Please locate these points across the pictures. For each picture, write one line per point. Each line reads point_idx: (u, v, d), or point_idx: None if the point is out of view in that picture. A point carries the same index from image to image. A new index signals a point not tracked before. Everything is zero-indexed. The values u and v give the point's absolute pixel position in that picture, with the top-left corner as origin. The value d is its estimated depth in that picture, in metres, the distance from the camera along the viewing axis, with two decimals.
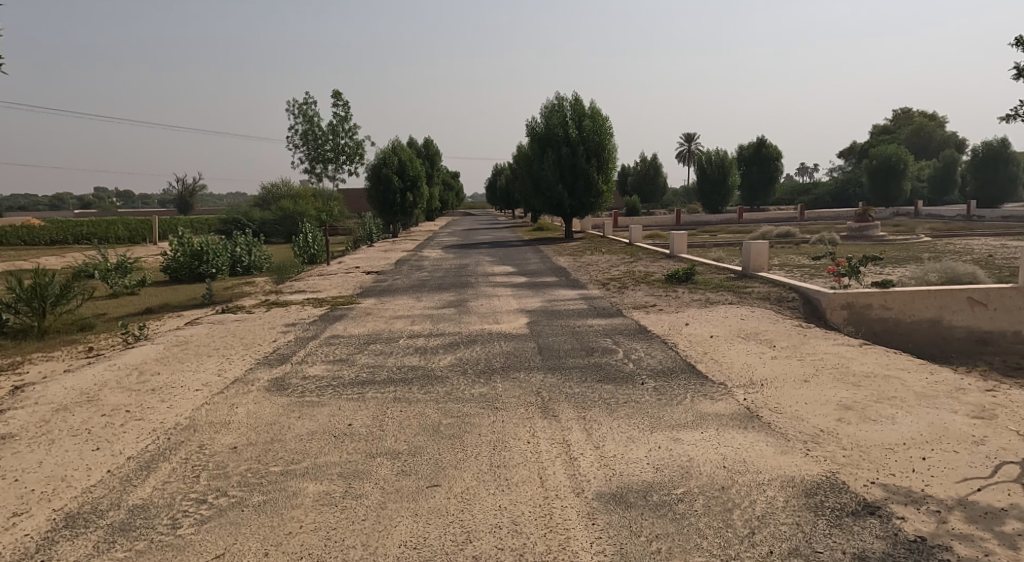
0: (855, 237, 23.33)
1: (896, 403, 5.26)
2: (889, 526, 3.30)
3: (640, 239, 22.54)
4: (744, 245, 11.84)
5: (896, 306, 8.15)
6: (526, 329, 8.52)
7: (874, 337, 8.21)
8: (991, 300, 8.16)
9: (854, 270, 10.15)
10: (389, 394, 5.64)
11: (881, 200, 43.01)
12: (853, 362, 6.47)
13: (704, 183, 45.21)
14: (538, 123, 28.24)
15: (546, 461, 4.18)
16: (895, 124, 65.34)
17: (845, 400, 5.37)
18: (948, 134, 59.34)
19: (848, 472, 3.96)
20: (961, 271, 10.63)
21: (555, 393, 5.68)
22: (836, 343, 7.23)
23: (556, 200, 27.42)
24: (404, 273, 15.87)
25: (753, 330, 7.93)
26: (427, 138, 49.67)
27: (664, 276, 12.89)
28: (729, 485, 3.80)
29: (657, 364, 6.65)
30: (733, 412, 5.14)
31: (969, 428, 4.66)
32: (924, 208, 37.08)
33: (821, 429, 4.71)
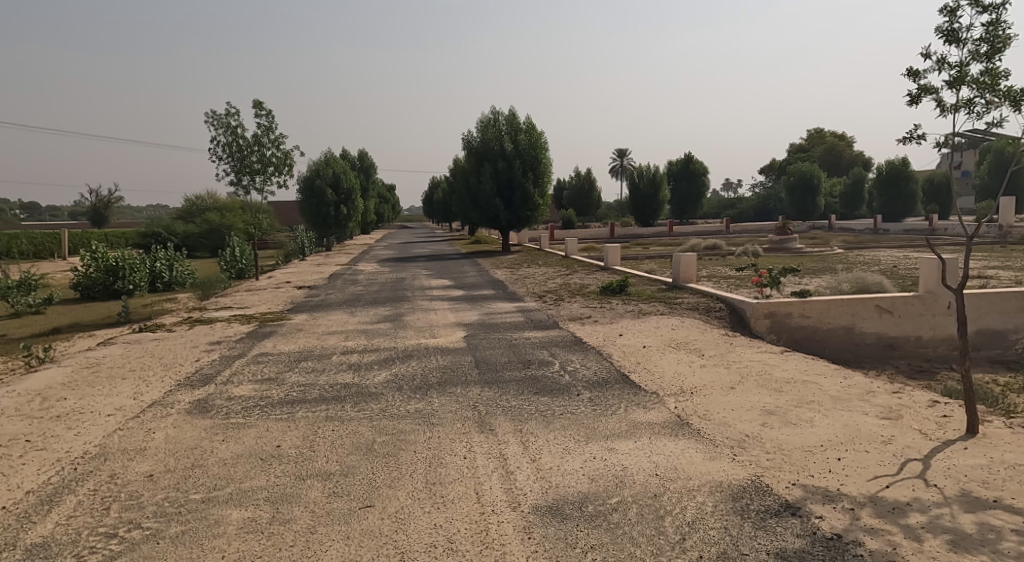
0: (776, 249, 24.59)
1: (814, 407, 5.55)
2: (808, 525, 3.46)
3: (576, 251, 22.93)
4: (674, 258, 12.25)
5: (813, 315, 8.62)
6: (463, 343, 8.46)
7: (795, 344, 8.67)
8: (896, 307, 8.76)
9: (775, 281, 10.70)
10: (320, 413, 5.46)
11: (800, 215, 45.50)
12: (775, 369, 6.79)
13: (636, 197, 46.51)
14: (473, 137, 28.36)
15: (483, 476, 4.15)
16: (810, 142, 69.68)
17: (768, 405, 5.62)
18: (857, 153, 63.67)
19: (771, 475, 4.14)
20: (870, 281, 11.42)
21: (493, 407, 5.65)
22: (759, 351, 7.56)
23: (492, 213, 27.51)
24: (337, 287, 15.51)
25: (683, 340, 8.20)
26: (362, 151, 48.62)
27: (599, 288, 13.13)
28: (661, 493, 3.89)
29: (592, 375, 6.75)
30: (664, 421, 5.27)
31: (878, 429, 4.98)
32: (836, 222, 39.57)
33: (747, 435, 4.89)
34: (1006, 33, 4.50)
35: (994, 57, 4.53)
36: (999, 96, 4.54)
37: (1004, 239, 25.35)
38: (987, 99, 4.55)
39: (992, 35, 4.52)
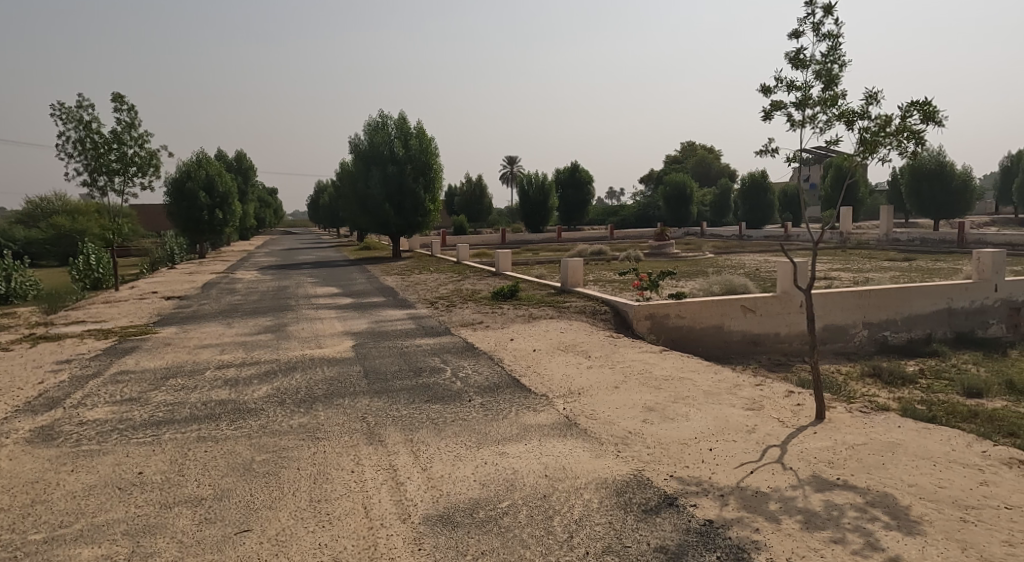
0: (655, 254, 26.12)
1: (689, 402, 5.93)
2: (683, 515, 3.69)
3: (467, 257, 22.96)
4: (562, 263, 12.62)
5: (688, 316, 9.24)
6: (352, 352, 8.19)
7: (672, 344, 9.25)
8: (758, 306, 9.56)
9: (655, 284, 11.34)
10: (191, 434, 5.04)
11: (676, 222, 48.63)
12: (655, 367, 7.19)
13: (526, 204, 47.50)
14: (361, 140, 27.64)
15: (371, 489, 4.02)
16: (684, 154, 74.79)
17: (648, 402, 5.93)
18: (724, 166, 69.25)
19: (651, 469, 4.37)
20: (737, 284, 12.42)
21: (382, 417, 5.51)
22: (640, 351, 7.98)
23: (382, 218, 26.86)
24: (212, 297, 14.45)
25: (571, 342, 8.46)
26: (240, 151, 45.80)
27: (490, 293, 13.24)
28: (550, 493, 3.97)
29: (484, 380, 6.77)
30: (553, 422, 5.40)
31: (744, 419, 5.42)
32: (708, 229, 42.68)
33: (629, 431, 5.13)
34: (841, 60, 5.09)
35: (833, 81, 5.11)
36: (837, 114, 5.13)
37: (844, 244, 28.68)
38: (827, 116, 5.13)
39: (830, 60, 5.09)
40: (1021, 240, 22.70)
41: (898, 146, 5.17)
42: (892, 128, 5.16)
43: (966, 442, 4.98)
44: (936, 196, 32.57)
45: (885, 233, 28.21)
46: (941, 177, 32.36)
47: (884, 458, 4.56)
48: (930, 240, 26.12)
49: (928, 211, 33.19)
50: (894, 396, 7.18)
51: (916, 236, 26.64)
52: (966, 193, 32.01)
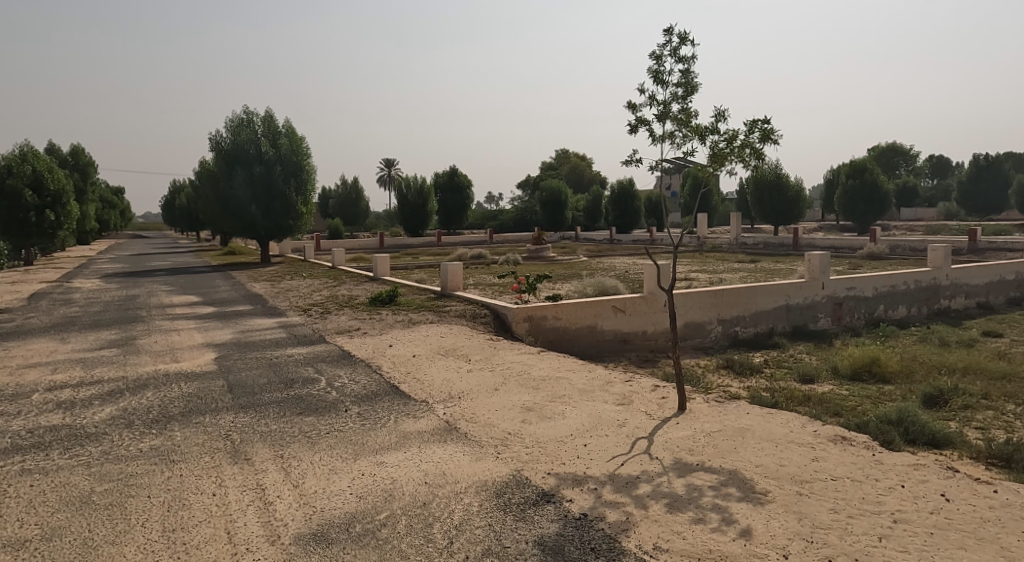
0: (533, 257, 26.80)
1: (566, 400, 6.12)
2: (560, 510, 3.79)
3: (343, 262, 22.11)
4: (441, 267, 12.53)
5: (564, 317, 9.57)
6: (213, 365, 7.56)
7: (549, 344, 9.52)
8: (627, 306, 10.11)
9: (532, 287, 11.60)
10: (14, 468, 4.37)
11: (552, 227, 50.21)
12: (533, 368, 7.34)
13: (404, 208, 46.76)
14: (223, 137, 25.70)
15: (236, 512, 3.72)
16: (558, 161, 77.51)
17: (526, 403, 6.04)
18: (595, 173, 72.73)
19: (530, 467, 4.45)
20: (609, 285, 13.06)
21: (248, 434, 5.13)
22: (519, 353, 8.11)
23: (249, 221, 25.17)
24: (42, 309, 12.68)
25: (451, 347, 8.42)
26: (76, 146, 40.85)
27: (367, 299, 12.84)
28: (429, 500, 3.91)
29: (361, 389, 6.52)
30: (433, 428, 5.33)
31: (615, 414, 5.68)
32: (582, 234, 44.51)
33: (509, 432, 5.19)
34: (695, 82, 5.53)
35: (688, 99, 5.54)
36: (691, 131, 5.56)
37: (701, 248, 31.23)
38: (683, 131, 5.54)
39: (686, 81, 5.52)
40: (842, 244, 25.98)
41: (743, 161, 5.70)
42: (739, 144, 5.69)
43: (802, 423, 5.58)
44: (774, 205, 36.49)
45: (735, 237, 31.07)
46: (777, 187, 36.25)
47: (735, 442, 4.98)
48: (771, 244, 29.14)
49: (769, 217, 37.11)
50: (744, 385, 7.91)
51: (760, 241, 29.57)
52: (798, 203, 36.10)
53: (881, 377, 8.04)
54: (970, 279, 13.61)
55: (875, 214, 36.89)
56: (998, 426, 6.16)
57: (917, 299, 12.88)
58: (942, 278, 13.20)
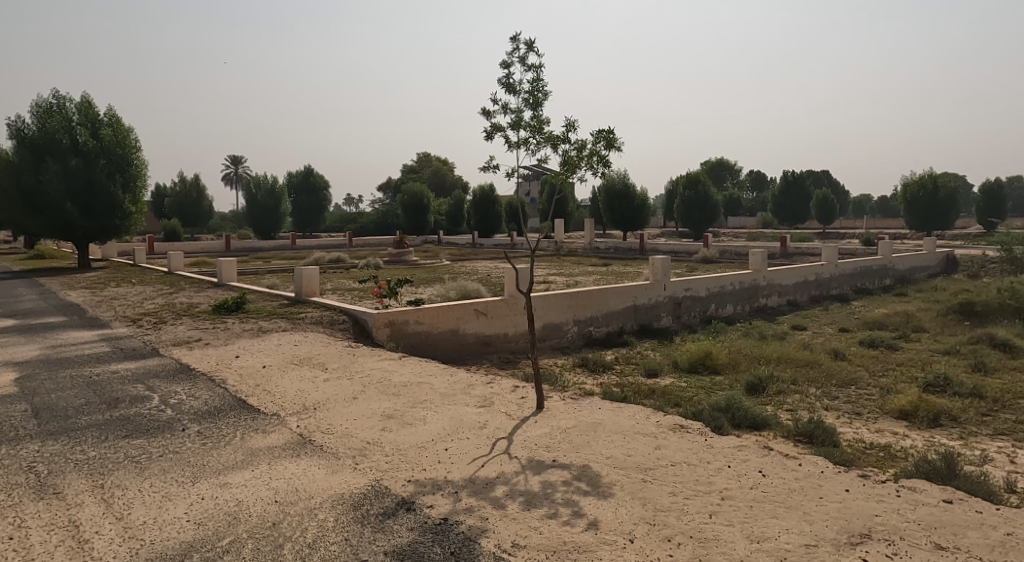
0: (394, 261, 26.32)
1: (427, 405, 6.07)
2: (419, 517, 3.75)
3: (182, 266, 20.11)
4: (295, 272, 11.86)
5: (426, 321, 9.51)
6: (15, 387, 6.51)
7: (411, 350, 9.41)
8: (489, 309, 10.23)
9: (393, 292, 11.38)
10: None
11: (414, 230, 49.63)
12: (393, 374, 7.20)
13: (253, 208, 43.65)
14: (27, 124, 22.25)
15: (42, 556, 3.23)
16: (419, 165, 76.91)
17: (387, 410, 5.91)
18: (456, 178, 73.17)
19: (389, 476, 4.36)
20: (470, 289, 13.19)
21: (60, 464, 4.48)
22: (379, 359, 7.92)
23: (62, 220, 22.05)
24: None
25: (306, 355, 8.01)
26: None
27: (210, 306, 11.80)
28: (280, 520, 3.68)
29: (201, 405, 5.97)
30: (284, 442, 5.03)
31: (476, 417, 5.75)
32: (444, 237, 44.51)
33: (368, 442, 5.05)
34: (545, 91, 5.78)
35: (538, 108, 5.77)
36: (543, 138, 5.79)
37: (558, 252, 32.64)
38: (535, 138, 5.78)
39: (536, 90, 5.75)
40: (681, 249, 28.47)
41: (592, 168, 6.06)
42: (587, 152, 6.04)
43: (647, 415, 6.04)
44: (624, 212, 39.17)
45: (589, 242, 32.87)
46: (626, 196, 38.94)
47: (588, 437, 5.26)
48: (620, 249, 31.19)
49: (618, 224, 39.73)
50: (596, 382, 8.39)
51: (611, 246, 31.51)
52: (644, 211, 39.01)
53: (713, 369, 8.94)
54: (782, 280, 15.59)
55: (708, 222, 40.96)
56: (803, 407, 7.11)
57: (742, 298, 14.48)
58: (761, 279, 14.97)
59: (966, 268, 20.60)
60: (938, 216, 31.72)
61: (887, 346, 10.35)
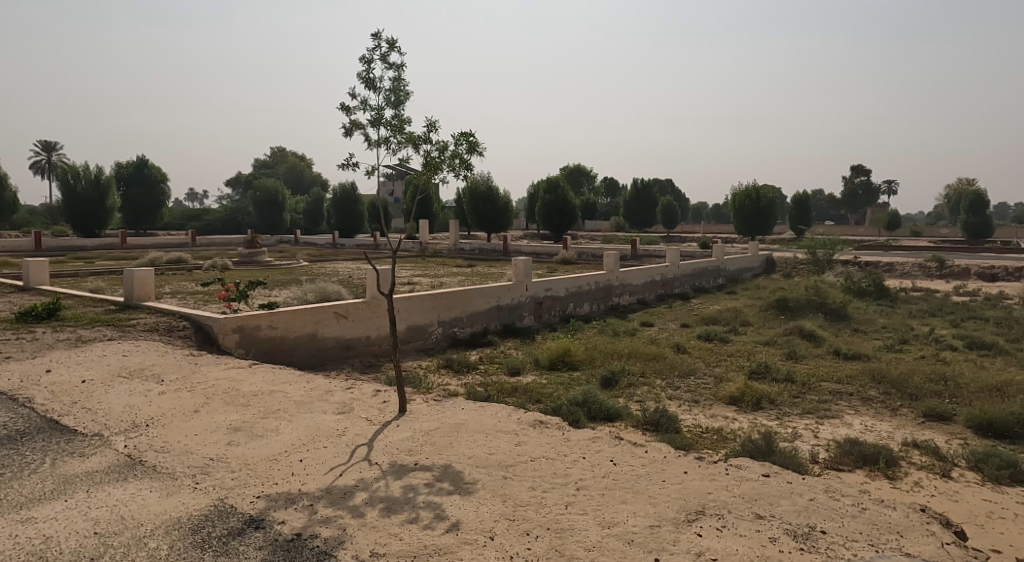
0: (245, 262, 24.52)
1: (280, 415, 5.71)
2: (270, 534, 3.53)
3: None
4: (124, 275, 10.58)
5: (281, 326, 8.96)
6: None
7: (264, 357, 8.81)
8: (350, 312, 9.79)
9: (243, 295, 10.55)
10: None
11: (268, 229, 46.48)
12: (242, 384, 6.68)
13: (72, 202, 38.32)
14: None
15: None
16: (273, 160, 72.34)
17: (234, 422, 5.47)
18: (314, 175, 69.77)
19: (235, 494, 4.04)
20: (330, 291, 12.65)
21: None
22: (225, 368, 7.31)
23: None
24: None
25: (137, 366, 7.18)
26: None
27: (14, 314, 10.15)
28: (102, 554, 3.27)
29: (1, 430, 5.12)
30: (108, 465, 4.46)
31: (335, 424, 5.51)
32: (302, 236, 42.22)
33: (210, 458, 4.64)
34: (407, 90, 5.72)
35: (400, 107, 5.70)
36: (405, 139, 5.71)
37: (423, 253, 32.37)
38: (397, 137, 5.68)
39: (397, 89, 5.67)
40: (542, 250, 29.50)
41: (454, 170, 6.08)
42: (449, 153, 6.06)
43: (508, 413, 6.18)
44: (488, 214, 39.77)
45: (453, 243, 32.92)
46: (489, 198, 39.57)
47: (451, 438, 5.27)
48: (484, 250, 31.65)
49: (482, 225, 40.24)
50: (460, 383, 8.43)
51: (476, 247, 31.83)
52: (507, 213, 39.83)
53: (571, 365, 9.36)
54: (633, 280, 16.74)
55: (567, 225, 42.84)
56: (650, 398, 7.67)
57: (597, 296, 15.32)
58: (614, 279, 15.94)
59: (781, 268, 23.53)
60: (761, 222, 35.84)
61: (720, 339, 11.51)
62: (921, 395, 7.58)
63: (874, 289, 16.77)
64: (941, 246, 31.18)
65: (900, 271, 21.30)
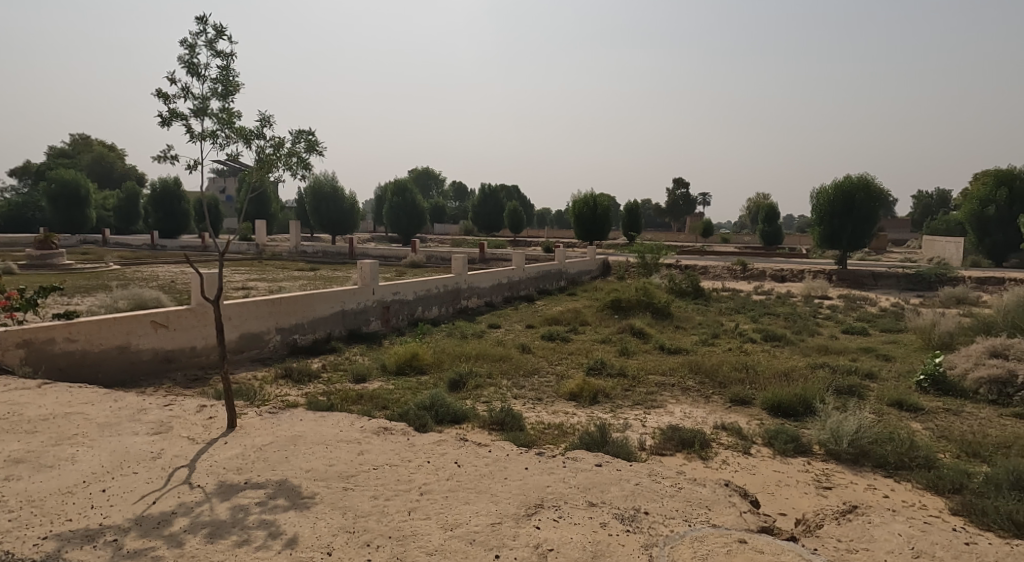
0: (36, 265, 21.06)
1: (78, 441, 4.97)
2: None
3: None
4: None
5: (81, 338, 7.83)
6: None
7: (59, 374, 7.65)
8: (171, 321, 8.77)
9: (31, 304, 9.05)
10: None
11: (66, 227, 40.37)
12: (29, 407, 5.71)
13: None
14: None
15: None
16: (74, 147, 63.06)
17: (15, 453, 4.66)
18: (128, 167, 62.06)
19: (14, 538, 3.44)
20: (147, 298, 11.31)
21: None
22: (5, 390, 6.20)
23: None
24: None
25: None
26: None
27: None
28: None
29: None
30: None
31: (148, 446, 4.92)
32: (111, 236, 37.24)
33: None
34: (236, 81, 5.33)
35: (228, 99, 5.28)
36: (235, 132, 5.29)
37: (259, 256, 30.19)
38: (224, 131, 5.24)
39: (224, 79, 5.25)
40: (390, 253, 28.93)
41: (291, 169, 5.75)
42: (285, 151, 5.72)
43: (351, 421, 5.96)
44: (332, 215, 38.11)
45: (294, 245, 30.93)
46: (334, 198, 38.03)
47: (287, 452, 4.95)
48: (328, 253, 30.29)
49: (326, 227, 38.48)
50: (301, 392, 7.97)
51: (319, 249, 30.33)
52: (352, 215, 38.51)
53: (419, 369, 9.28)
54: (480, 283, 17.01)
55: (415, 227, 42.40)
56: (496, 398, 7.85)
57: (445, 300, 15.35)
58: (462, 282, 16.10)
59: (616, 270, 25.38)
60: (598, 228, 38.30)
61: (561, 338, 12.12)
62: (728, 382, 8.60)
63: (692, 289, 18.75)
64: (745, 251, 35.85)
65: (713, 273, 24.02)
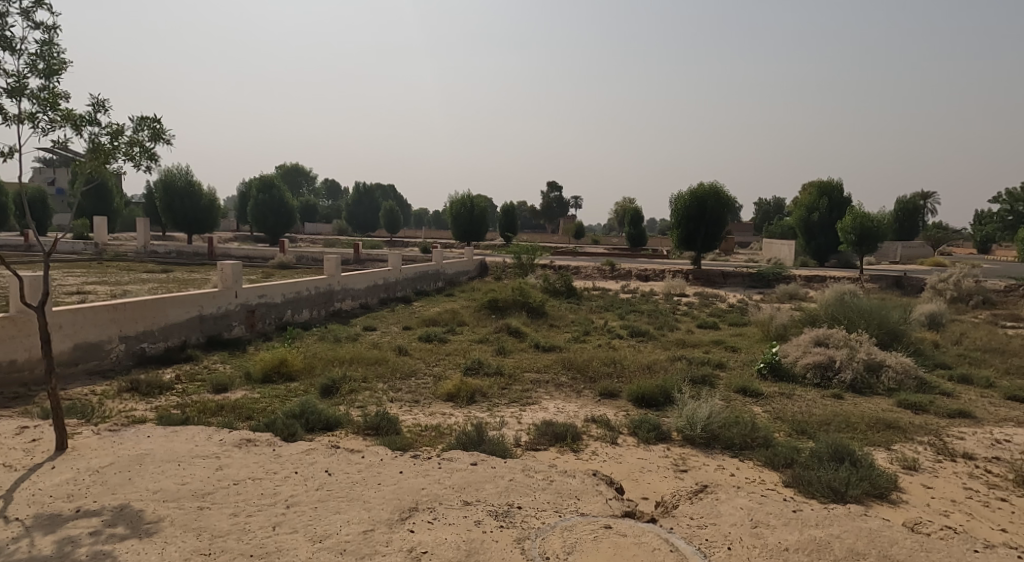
0: None
1: None
2: None
3: None
4: None
5: None
6: None
7: None
8: None
9: None
10: None
11: None
12: None
13: None
14: None
15: None
16: None
17: None
18: None
19: None
20: None
21: None
22: None
23: None
24: None
25: None
26: None
27: None
28: None
29: None
30: None
31: None
32: None
33: None
34: (60, 59, 4.73)
35: (51, 78, 4.67)
36: (61, 116, 4.69)
37: (99, 256, 26.97)
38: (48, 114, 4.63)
39: (46, 54, 4.64)
40: (255, 254, 27.14)
41: (132, 159, 5.21)
42: (125, 140, 5.18)
43: (208, 435, 5.51)
44: (188, 213, 34.96)
45: (142, 245, 28.01)
46: (189, 194, 34.97)
47: (130, 472, 4.47)
48: (183, 253, 27.79)
49: (180, 225, 35.26)
50: (150, 406, 7.24)
51: (172, 249, 27.71)
52: (211, 212, 35.65)
53: (287, 375, 8.79)
54: (354, 285, 16.46)
55: (283, 225, 40.00)
56: (371, 402, 7.63)
57: (317, 302, 14.68)
58: (335, 283, 15.47)
59: (492, 271, 25.71)
60: (474, 229, 38.52)
61: (439, 339, 12.05)
62: (598, 377, 9.03)
63: (565, 289, 19.47)
64: (613, 252, 37.87)
65: (585, 273, 25.12)
